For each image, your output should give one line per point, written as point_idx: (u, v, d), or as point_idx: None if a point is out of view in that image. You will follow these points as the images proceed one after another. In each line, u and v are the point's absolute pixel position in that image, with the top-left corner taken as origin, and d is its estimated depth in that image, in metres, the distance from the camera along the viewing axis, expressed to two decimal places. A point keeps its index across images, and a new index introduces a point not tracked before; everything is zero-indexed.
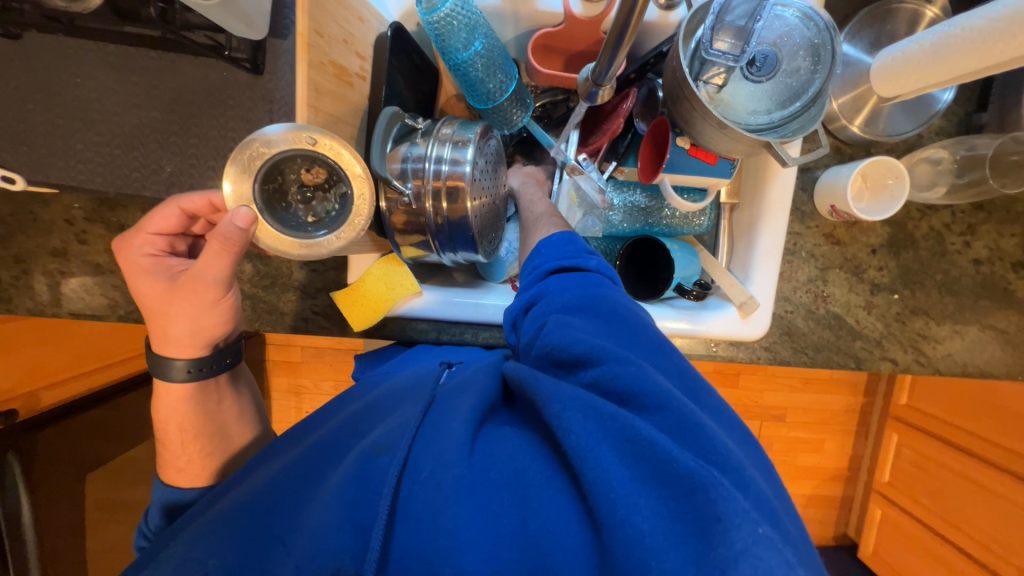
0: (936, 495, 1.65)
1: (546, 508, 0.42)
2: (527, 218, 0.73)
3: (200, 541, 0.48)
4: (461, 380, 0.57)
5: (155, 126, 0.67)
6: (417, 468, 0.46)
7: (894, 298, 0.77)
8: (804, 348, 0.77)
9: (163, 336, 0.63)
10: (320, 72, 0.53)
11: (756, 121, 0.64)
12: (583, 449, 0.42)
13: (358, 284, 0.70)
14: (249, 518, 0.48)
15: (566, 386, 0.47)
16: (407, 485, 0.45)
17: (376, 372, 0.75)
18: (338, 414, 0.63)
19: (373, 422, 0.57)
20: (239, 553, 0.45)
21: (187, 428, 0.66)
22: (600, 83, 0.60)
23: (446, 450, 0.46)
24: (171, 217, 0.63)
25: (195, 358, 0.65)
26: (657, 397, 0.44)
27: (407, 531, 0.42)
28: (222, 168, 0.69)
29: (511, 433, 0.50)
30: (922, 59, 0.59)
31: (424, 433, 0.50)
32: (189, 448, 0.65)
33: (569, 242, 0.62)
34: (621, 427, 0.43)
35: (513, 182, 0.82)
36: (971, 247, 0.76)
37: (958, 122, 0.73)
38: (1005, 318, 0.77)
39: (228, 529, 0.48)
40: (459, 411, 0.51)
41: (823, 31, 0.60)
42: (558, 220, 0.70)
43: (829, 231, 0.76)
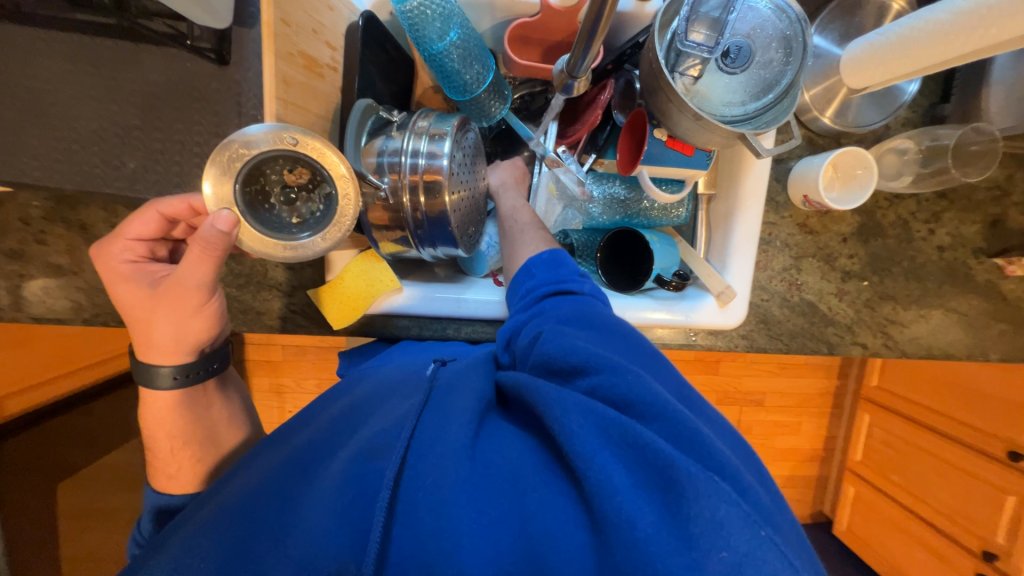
0: (906, 472, 1.72)
1: (546, 509, 0.42)
2: (512, 224, 0.72)
3: (180, 547, 0.45)
4: (454, 378, 0.57)
5: (116, 120, 0.64)
6: (415, 467, 0.46)
7: (864, 284, 0.79)
8: (779, 335, 0.79)
9: (146, 341, 0.60)
10: (289, 63, 0.50)
11: (731, 112, 0.64)
12: (584, 454, 0.41)
13: (336, 280, 0.69)
14: (235, 522, 0.45)
15: (565, 392, 0.47)
16: (404, 487, 0.45)
17: (358, 371, 0.73)
18: (324, 416, 0.61)
19: (362, 421, 0.55)
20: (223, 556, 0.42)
21: (176, 436, 0.64)
22: (574, 75, 0.59)
23: (445, 453, 0.46)
24: (151, 222, 0.60)
25: (180, 364, 0.63)
26: (654, 404, 0.44)
27: (409, 529, 0.42)
28: (189, 163, 0.66)
29: (509, 435, 0.50)
30: (888, 51, 0.60)
31: (420, 434, 0.49)
32: (179, 452, 0.63)
33: (562, 258, 0.63)
34: (621, 433, 0.42)
35: (495, 175, 0.79)
36: (935, 234, 0.79)
37: (922, 113, 0.75)
38: (965, 302, 0.81)
39: (213, 530, 0.45)
40: (455, 412, 0.50)
41: (794, 23, 0.61)
42: (543, 232, 0.70)
43: (802, 220, 0.77)
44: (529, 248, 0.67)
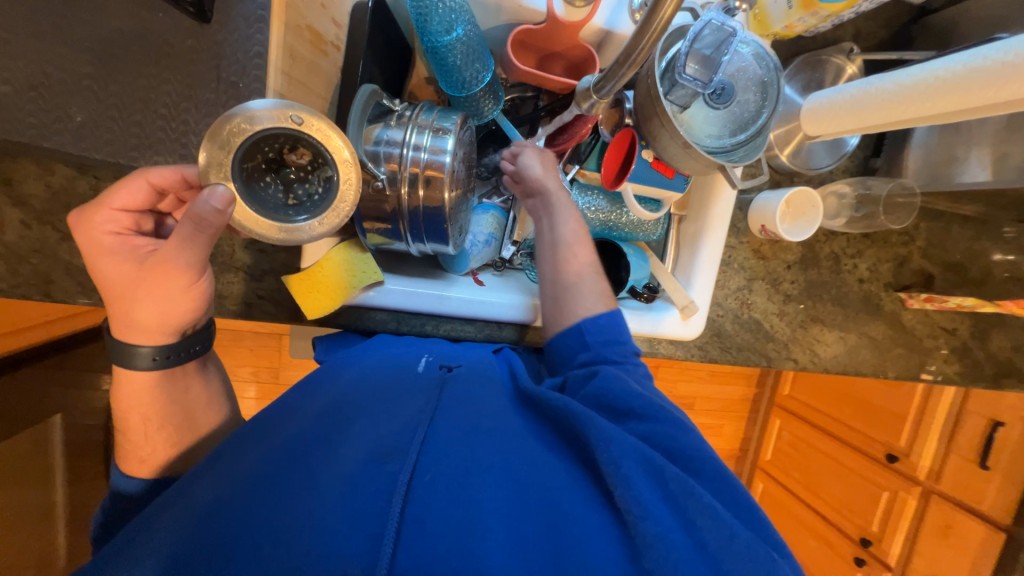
0: (807, 471, 1.97)
1: (596, 543, 0.45)
2: (570, 266, 0.70)
3: (161, 535, 0.43)
4: (470, 390, 0.60)
5: (63, 65, 0.56)
6: (431, 479, 0.48)
7: (801, 307, 0.90)
8: (729, 348, 0.88)
9: (124, 321, 0.53)
10: (296, 36, 0.47)
11: (711, 143, 0.70)
12: (643, 502, 0.47)
13: (313, 269, 0.65)
14: (222, 517, 0.43)
15: (622, 435, 0.52)
16: (415, 496, 0.46)
17: (336, 357, 0.68)
18: (309, 406, 0.58)
19: (374, 412, 0.55)
20: (213, 549, 0.41)
21: (152, 417, 0.57)
22: (598, 95, 0.61)
23: (487, 475, 0.49)
24: (139, 192, 0.53)
25: (161, 346, 0.55)
26: (705, 463, 0.54)
27: (417, 535, 0.43)
28: (151, 125, 0.60)
29: (535, 453, 0.53)
30: (843, 106, 0.69)
31: (455, 450, 0.51)
32: (155, 436, 0.57)
33: (617, 323, 0.67)
34: (677, 486, 0.49)
35: (551, 180, 0.73)
36: (857, 268, 0.92)
37: (858, 163, 0.86)
38: (875, 327, 0.95)
39: (201, 522, 0.43)
40: (503, 439, 0.53)
41: (771, 71, 0.68)
42: (602, 284, 0.71)
43: (757, 246, 0.86)
44: (592, 305, 0.68)
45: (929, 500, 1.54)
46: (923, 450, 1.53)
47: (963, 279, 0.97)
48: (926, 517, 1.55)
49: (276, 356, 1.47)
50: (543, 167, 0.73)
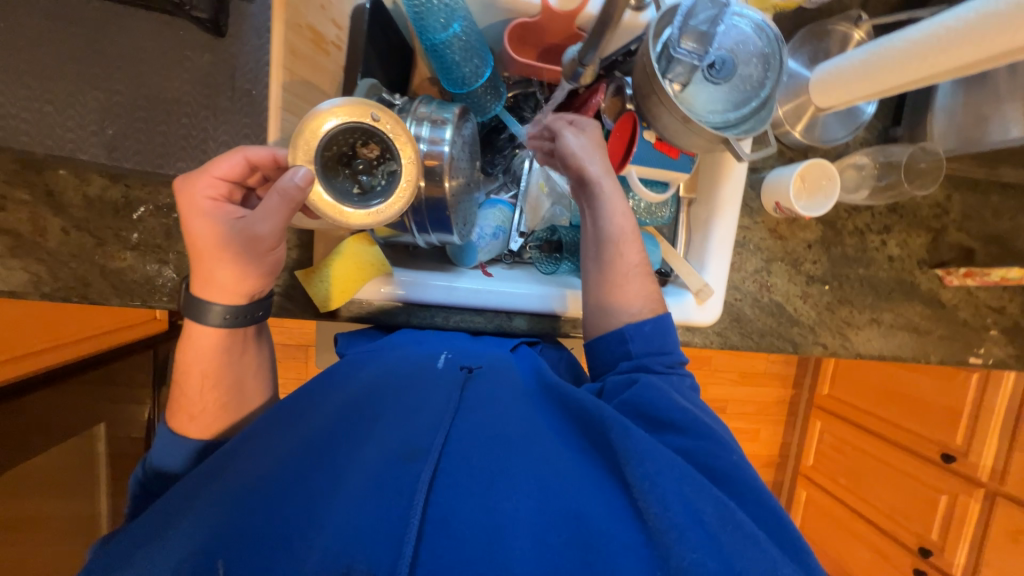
0: (853, 475, 1.84)
1: (623, 558, 0.46)
2: (619, 264, 0.68)
3: (203, 517, 0.49)
4: (495, 388, 0.60)
5: (97, 83, 0.62)
6: (451, 480, 0.49)
7: (826, 288, 0.86)
8: (751, 333, 0.84)
9: (207, 278, 0.56)
10: (297, 34, 0.50)
11: (715, 119, 0.69)
12: (678, 522, 0.46)
13: (326, 261, 0.69)
14: (253, 507, 0.48)
15: (660, 450, 0.52)
16: (436, 496, 0.48)
17: (360, 351, 0.70)
18: (332, 400, 0.60)
19: (400, 408, 0.57)
20: (246, 539, 0.46)
21: (209, 374, 0.60)
22: (584, 63, 0.63)
23: (513, 481, 0.50)
24: (238, 163, 0.54)
25: (233, 306, 0.58)
26: (744, 485, 0.54)
27: (436, 533, 0.46)
28: (174, 134, 0.64)
29: (559, 455, 0.54)
30: (853, 72, 0.67)
31: (483, 451, 0.52)
32: (207, 394, 0.60)
33: (664, 334, 0.66)
34: (714, 504, 0.49)
35: (594, 166, 0.69)
36: (886, 245, 0.87)
37: (877, 134, 0.83)
38: (911, 308, 0.89)
39: (237, 511, 0.48)
40: (534, 444, 0.54)
41: (772, 41, 0.67)
42: (648, 280, 0.69)
43: (773, 226, 0.83)
44: (639, 307, 0.67)
45: (995, 503, 1.40)
46: (984, 446, 1.41)
47: (1007, 253, 0.90)
48: (993, 523, 1.41)
49: (301, 366, 1.52)
50: (586, 154, 0.69)
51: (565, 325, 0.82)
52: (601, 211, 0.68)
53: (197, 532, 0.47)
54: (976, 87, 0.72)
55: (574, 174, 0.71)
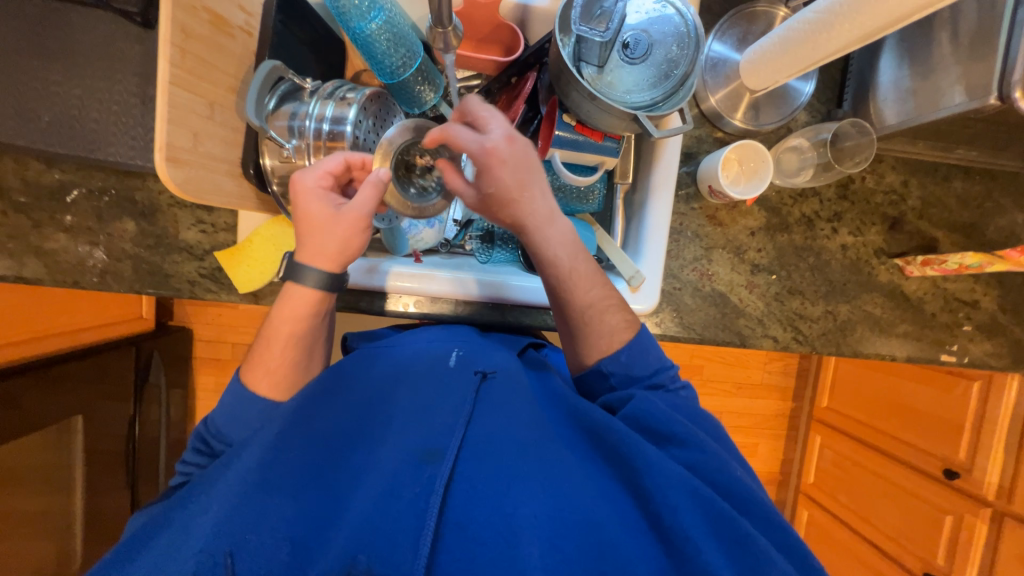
0: (853, 493, 1.72)
1: (636, 565, 0.48)
2: (570, 309, 0.63)
3: (218, 512, 0.50)
4: (504, 389, 0.60)
5: (35, 75, 0.66)
6: (464, 483, 0.51)
7: (773, 278, 0.82)
8: (692, 324, 0.81)
9: (312, 247, 0.59)
10: (190, 15, 0.52)
11: (634, 99, 0.68)
12: (694, 536, 0.49)
13: (244, 243, 0.70)
14: (276, 503, 0.50)
15: (670, 468, 0.53)
16: (451, 498, 0.50)
17: (371, 346, 0.69)
18: (343, 395, 0.59)
19: (411, 408, 0.57)
20: (270, 531, 0.49)
21: (296, 333, 0.62)
22: (444, 28, 0.58)
23: (528, 488, 0.51)
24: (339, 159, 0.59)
25: (329, 272, 0.60)
26: (749, 499, 0.54)
27: (454, 535, 0.48)
28: (106, 120, 0.68)
29: (570, 464, 0.54)
30: (773, 50, 0.66)
31: (496, 459, 0.53)
32: (286, 351, 0.62)
33: (643, 358, 0.63)
34: (720, 516, 0.51)
35: (544, 204, 0.59)
36: (838, 233, 0.83)
37: (821, 118, 0.80)
38: (871, 300, 0.84)
39: (260, 507, 0.50)
40: (545, 447, 0.55)
41: (687, 20, 0.67)
42: (615, 308, 0.64)
43: (711, 212, 0.80)
44: (609, 343, 0.63)
45: (1004, 524, 1.29)
46: (990, 461, 1.29)
47: (975, 242, 0.85)
48: (1003, 547, 1.29)
49: None
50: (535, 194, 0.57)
51: (493, 314, 0.81)
52: (545, 257, 0.61)
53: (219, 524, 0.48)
54: (919, 58, 0.66)
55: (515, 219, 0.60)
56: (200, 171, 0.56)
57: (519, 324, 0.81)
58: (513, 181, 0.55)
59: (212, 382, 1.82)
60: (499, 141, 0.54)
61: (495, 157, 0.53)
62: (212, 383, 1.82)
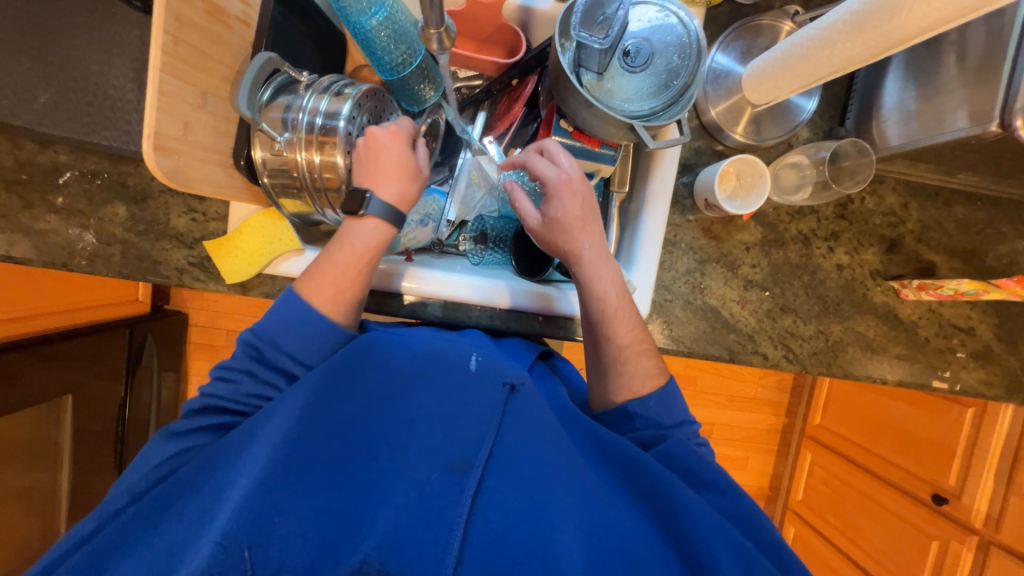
0: (841, 513, 1.71)
1: None
2: (609, 347, 0.68)
3: (267, 513, 0.54)
4: (533, 411, 0.62)
5: (33, 55, 0.66)
6: (490, 493, 0.57)
7: (766, 295, 0.81)
8: (682, 338, 0.80)
9: (398, 186, 0.64)
10: (185, 3, 0.52)
11: (632, 109, 0.67)
12: (719, 566, 0.55)
13: (234, 234, 0.69)
14: (327, 507, 0.56)
15: (699, 506, 0.58)
16: (478, 509, 0.56)
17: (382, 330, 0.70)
18: (379, 400, 0.62)
19: (444, 425, 0.60)
20: (321, 530, 0.55)
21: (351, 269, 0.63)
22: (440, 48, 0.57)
23: (560, 512, 0.57)
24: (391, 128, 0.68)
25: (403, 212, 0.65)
26: (768, 540, 0.60)
27: (481, 540, 0.55)
28: (101, 104, 0.67)
29: (595, 486, 0.60)
30: (776, 65, 0.66)
31: (522, 475, 0.58)
32: (340, 284, 0.63)
33: (670, 407, 0.68)
34: (742, 551, 0.56)
35: (588, 245, 0.67)
36: (834, 253, 0.82)
37: (823, 135, 0.79)
38: (864, 322, 0.83)
39: (311, 511, 0.55)
40: (573, 475, 0.60)
41: (689, 31, 0.66)
42: (644, 345, 0.69)
43: (707, 225, 0.79)
44: (640, 386, 0.67)
45: (989, 552, 1.28)
46: (979, 489, 1.28)
47: (974, 269, 0.83)
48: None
49: None
50: (583, 235, 0.67)
51: (480, 316, 0.79)
52: (596, 292, 0.67)
53: (234, 521, 0.52)
54: (923, 80, 0.64)
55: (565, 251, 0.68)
56: (190, 161, 0.56)
57: (506, 329, 0.80)
58: (579, 212, 0.66)
59: (205, 368, 1.82)
60: (574, 175, 0.66)
61: (568, 188, 0.66)
62: (206, 369, 1.82)
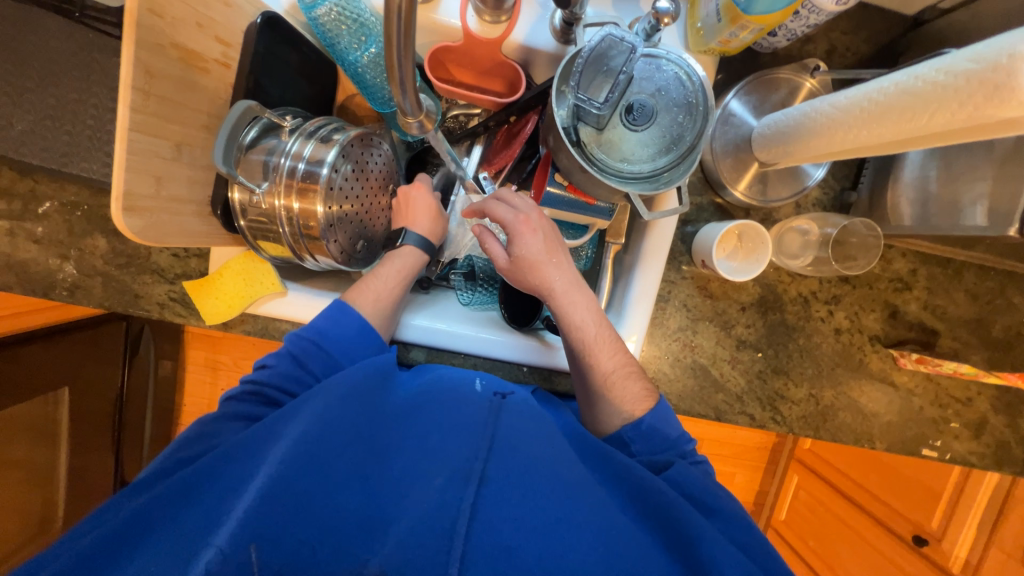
0: (822, 538, 1.74)
1: None
2: (594, 373, 0.65)
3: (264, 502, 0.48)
4: (536, 419, 0.61)
5: (10, 81, 0.64)
6: (494, 499, 0.53)
7: (758, 356, 0.79)
8: (669, 395, 0.78)
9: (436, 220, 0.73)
10: (157, 55, 0.49)
11: (632, 170, 0.63)
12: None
13: (214, 275, 0.68)
14: (321, 503, 0.51)
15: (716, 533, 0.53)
16: (485, 512, 0.52)
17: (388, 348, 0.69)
18: (381, 404, 0.60)
19: (446, 426, 0.60)
20: (317, 526, 0.49)
21: (399, 277, 0.70)
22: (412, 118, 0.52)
23: (574, 523, 0.52)
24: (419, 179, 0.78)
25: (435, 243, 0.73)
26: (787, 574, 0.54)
27: (492, 552, 0.50)
28: (78, 134, 0.65)
29: (609, 507, 0.55)
30: (787, 131, 0.62)
31: (531, 480, 0.55)
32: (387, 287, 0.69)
33: (665, 428, 0.63)
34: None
35: (556, 275, 0.65)
36: (834, 316, 0.79)
37: (832, 197, 0.75)
38: (858, 387, 0.81)
39: (308, 507, 0.50)
40: (585, 487, 0.56)
41: (698, 90, 0.62)
42: (630, 365, 0.66)
43: (702, 283, 0.77)
44: (629, 409, 0.63)
45: None
46: (961, 537, 1.28)
47: (980, 340, 0.80)
48: None
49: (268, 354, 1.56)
50: (550, 265, 0.64)
51: (463, 363, 0.77)
52: (571, 320, 0.65)
53: (248, 516, 0.47)
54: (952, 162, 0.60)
55: (533, 286, 0.65)
56: (162, 216, 0.54)
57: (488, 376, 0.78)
58: (542, 246, 0.64)
59: (203, 357, 1.56)
60: (530, 213, 0.64)
61: (527, 226, 0.63)
62: None
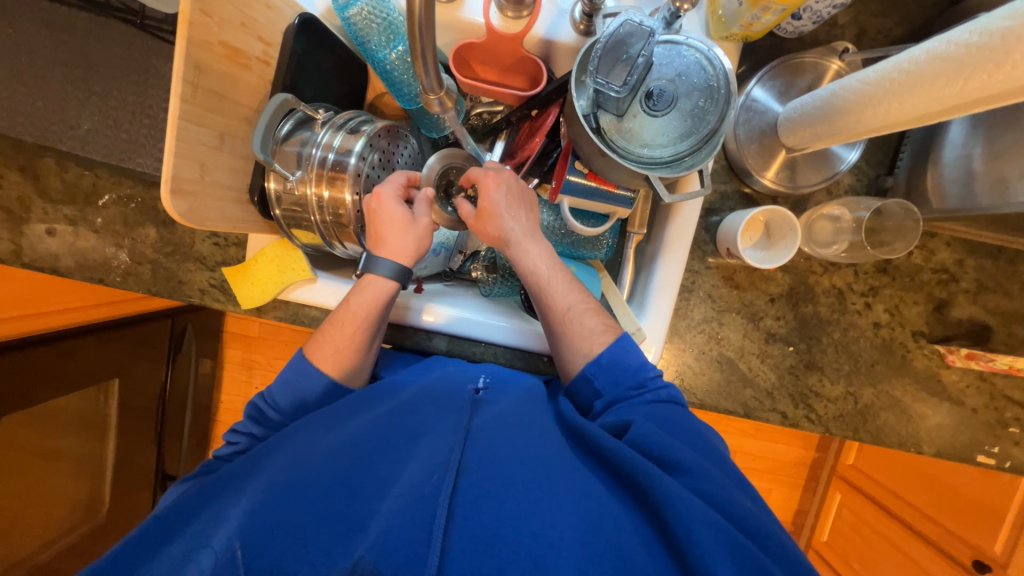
0: (870, 563, 1.61)
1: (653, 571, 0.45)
2: (551, 313, 0.64)
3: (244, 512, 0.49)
4: (505, 413, 0.60)
5: (79, 86, 0.71)
6: (471, 492, 0.50)
7: (790, 350, 0.76)
8: (694, 389, 0.76)
9: (399, 244, 0.62)
10: (205, 50, 0.53)
11: (652, 155, 0.63)
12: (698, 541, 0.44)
13: (250, 261, 0.72)
14: (296, 500, 0.50)
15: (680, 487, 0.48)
16: (459, 502, 0.49)
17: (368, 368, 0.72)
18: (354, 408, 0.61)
19: (419, 421, 0.58)
20: (293, 524, 0.48)
21: (353, 324, 0.63)
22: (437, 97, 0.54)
23: (548, 507, 0.48)
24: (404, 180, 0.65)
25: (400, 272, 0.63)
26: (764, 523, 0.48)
27: (469, 544, 0.47)
28: (135, 132, 0.71)
29: (594, 488, 0.51)
30: (814, 113, 0.60)
31: (501, 466, 0.52)
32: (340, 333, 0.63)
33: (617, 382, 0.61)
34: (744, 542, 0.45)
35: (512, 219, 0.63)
36: (872, 309, 0.75)
37: (867, 183, 0.72)
38: (900, 385, 0.76)
39: (283, 506, 0.50)
40: (557, 470, 0.52)
41: (719, 74, 0.61)
42: (591, 305, 0.64)
43: (729, 273, 0.75)
44: (590, 346, 0.63)
45: None
46: None
47: None
48: None
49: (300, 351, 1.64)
50: (510, 211, 0.63)
51: (483, 353, 0.78)
52: (525, 267, 0.63)
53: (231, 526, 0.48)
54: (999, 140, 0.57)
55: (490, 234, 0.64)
56: (206, 201, 0.58)
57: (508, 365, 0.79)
58: (505, 194, 0.62)
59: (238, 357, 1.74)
60: (492, 167, 0.65)
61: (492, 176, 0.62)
62: None
